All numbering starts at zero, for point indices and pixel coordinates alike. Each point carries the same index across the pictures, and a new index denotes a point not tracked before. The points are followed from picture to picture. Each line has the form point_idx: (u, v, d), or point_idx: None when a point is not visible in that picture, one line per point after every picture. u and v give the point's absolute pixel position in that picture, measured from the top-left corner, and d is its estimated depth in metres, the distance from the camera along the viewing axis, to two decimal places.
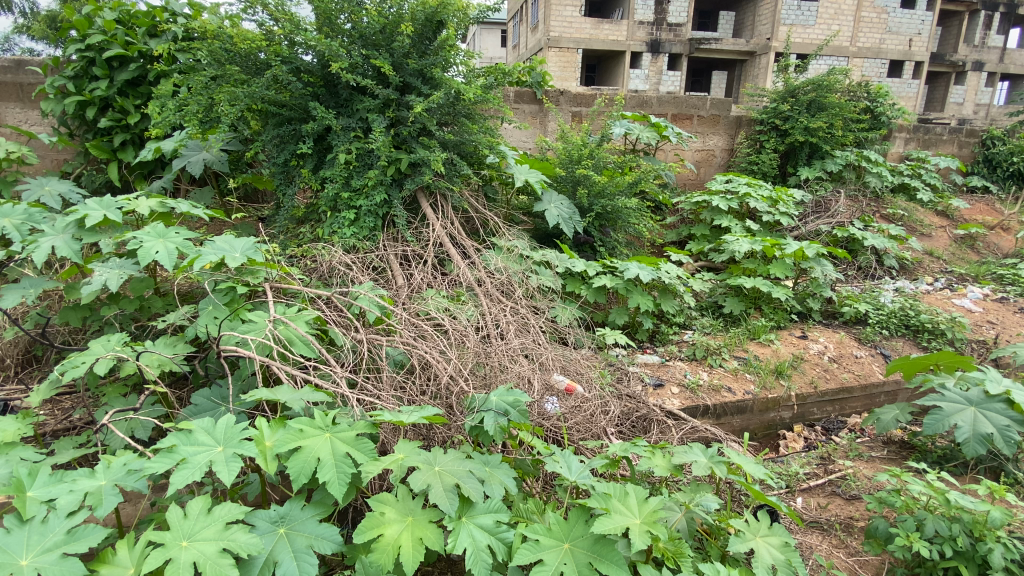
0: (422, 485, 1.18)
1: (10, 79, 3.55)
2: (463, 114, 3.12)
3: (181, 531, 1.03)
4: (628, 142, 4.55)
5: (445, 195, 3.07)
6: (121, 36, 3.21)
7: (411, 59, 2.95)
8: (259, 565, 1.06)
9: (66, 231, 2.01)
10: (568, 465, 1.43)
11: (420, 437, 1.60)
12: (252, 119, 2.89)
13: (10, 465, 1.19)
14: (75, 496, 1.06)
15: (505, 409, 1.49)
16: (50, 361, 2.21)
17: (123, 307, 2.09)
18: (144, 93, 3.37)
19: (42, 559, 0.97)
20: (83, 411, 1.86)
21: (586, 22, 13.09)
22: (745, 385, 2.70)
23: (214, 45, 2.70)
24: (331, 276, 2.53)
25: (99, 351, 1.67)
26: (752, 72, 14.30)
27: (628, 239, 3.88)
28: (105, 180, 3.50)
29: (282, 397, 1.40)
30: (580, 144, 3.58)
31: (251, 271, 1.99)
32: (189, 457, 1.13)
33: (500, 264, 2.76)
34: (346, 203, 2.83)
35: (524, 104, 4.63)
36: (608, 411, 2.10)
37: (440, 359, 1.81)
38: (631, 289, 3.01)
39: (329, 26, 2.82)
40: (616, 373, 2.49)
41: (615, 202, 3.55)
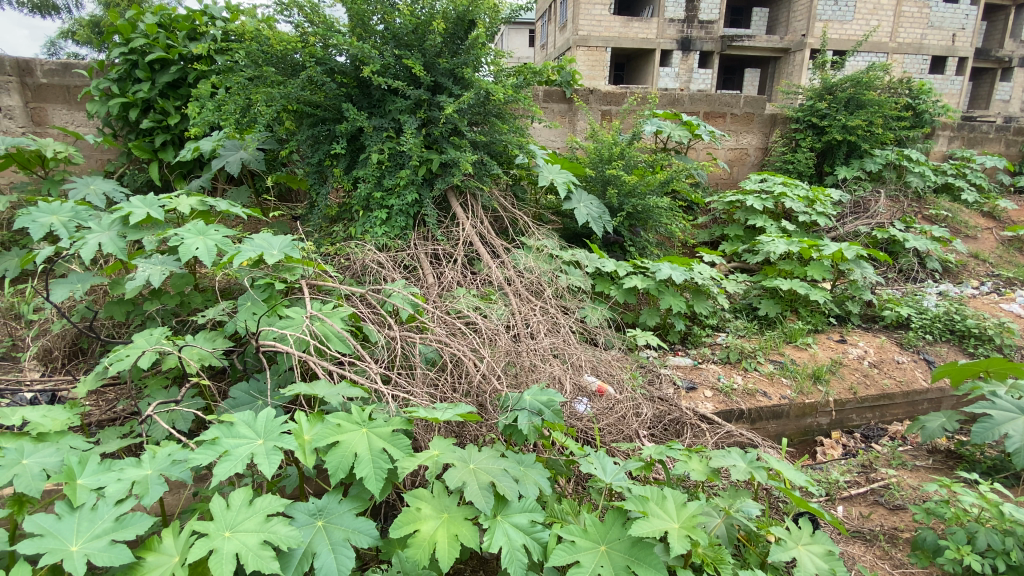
0: (458, 482, 1.18)
1: (57, 81, 3.69)
2: (493, 114, 3.11)
3: (224, 522, 1.05)
4: (659, 141, 4.49)
5: (475, 194, 3.07)
6: (162, 40, 3.31)
7: (443, 59, 2.97)
8: (297, 558, 1.07)
9: (111, 228, 2.08)
10: (603, 467, 1.42)
11: (453, 435, 1.60)
12: (288, 119, 2.95)
13: (61, 454, 1.23)
14: (123, 484, 1.09)
15: (539, 409, 1.49)
16: (96, 354, 2.29)
17: (165, 302, 2.15)
18: (184, 95, 3.47)
19: (92, 545, 1.00)
20: (127, 402, 1.91)
21: (615, 20, 12.98)
22: (782, 389, 2.63)
23: (251, 47, 2.76)
24: (363, 274, 2.56)
25: (144, 344, 1.72)
26: (785, 70, 13.97)
27: (659, 239, 3.83)
28: (147, 179, 3.62)
29: (320, 392, 1.42)
30: (610, 143, 3.55)
31: (288, 268, 2.03)
32: (231, 450, 1.15)
33: (530, 264, 2.75)
34: (378, 203, 2.86)
35: (553, 103, 4.61)
36: (640, 412, 2.07)
37: (472, 357, 1.82)
38: (662, 290, 2.96)
39: (362, 27, 2.86)
40: (648, 375, 2.46)
41: (646, 202, 3.50)
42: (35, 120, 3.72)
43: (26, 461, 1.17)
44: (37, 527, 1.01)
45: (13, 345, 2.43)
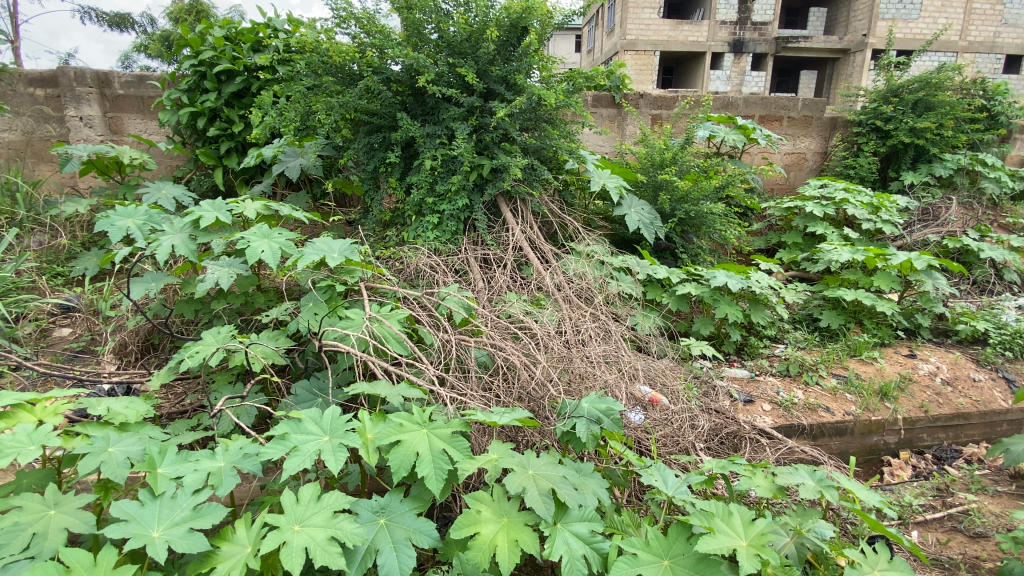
0: (518, 487, 1.18)
1: (133, 92, 3.92)
2: (545, 120, 3.11)
3: (294, 516, 1.08)
4: (712, 145, 4.37)
5: (525, 200, 3.07)
6: (229, 52, 3.49)
7: (496, 66, 3.00)
8: (361, 555, 1.09)
9: (183, 231, 2.19)
10: (664, 479, 1.39)
11: (509, 439, 1.60)
12: (346, 127, 3.05)
13: (143, 443, 1.29)
14: (200, 475, 1.14)
15: (598, 417, 1.47)
16: (167, 349, 2.41)
17: (231, 302, 2.25)
18: (248, 104, 3.63)
19: (172, 532, 1.05)
20: (195, 396, 2.00)
21: (664, 24, 12.83)
22: (846, 405, 2.51)
23: (312, 58, 2.86)
24: (416, 278, 2.59)
25: (213, 342, 1.80)
26: (844, 71, 13.45)
27: (712, 246, 3.72)
28: (212, 184, 3.80)
29: (381, 391, 1.46)
30: (663, 147, 3.49)
31: (348, 271, 2.09)
32: (299, 445, 1.19)
33: (579, 269, 2.72)
34: (431, 208, 2.91)
35: (603, 108, 4.59)
36: (697, 425, 2.02)
37: (526, 362, 1.81)
38: (718, 298, 2.86)
39: (417, 37, 2.92)
40: (703, 386, 2.40)
41: (700, 207, 3.40)
42: (112, 129, 3.97)
43: (112, 448, 1.24)
44: (123, 512, 1.06)
45: (92, 340, 2.60)
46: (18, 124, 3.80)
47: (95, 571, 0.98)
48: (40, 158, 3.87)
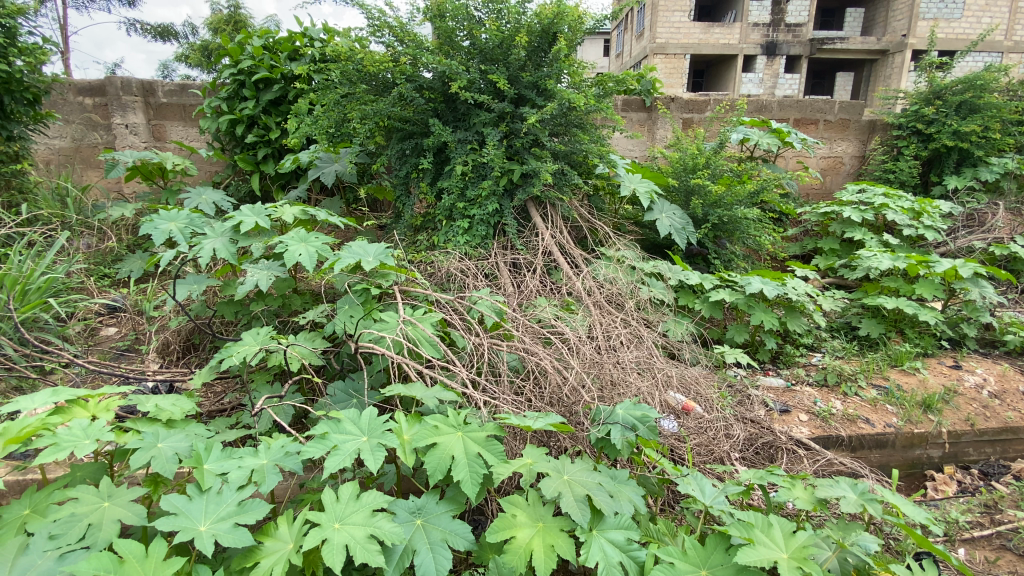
0: (554, 492, 1.18)
1: (176, 101, 4.08)
2: (575, 124, 3.10)
3: (334, 514, 1.10)
4: (745, 149, 4.30)
5: (555, 205, 3.07)
6: (267, 61, 3.59)
7: (527, 72, 3.01)
8: (399, 554, 1.10)
9: (224, 235, 2.25)
10: (701, 488, 1.38)
11: (541, 444, 1.60)
12: (379, 134, 3.10)
13: (189, 440, 1.34)
14: (244, 471, 1.18)
15: (633, 424, 1.47)
16: (207, 349, 2.49)
17: (269, 304, 2.31)
18: (284, 111, 3.73)
19: (218, 527, 1.08)
20: (234, 395, 2.06)
21: (694, 27, 12.71)
22: (886, 417, 2.43)
23: (346, 66, 2.92)
24: (447, 282, 2.62)
25: (253, 343, 1.85)
26: (883, 72, 13.10)
27: (746, 252, 3.66)
28: (249, 189, 3.91)
29: (417, 393, 1.48)
30: (695, 151, 3.46)
31: (382, 274, 2.13)
32: (338, 444, 1.22)
33: (610, 274, 2.70)
34: (461, 213, 2.93)
35: (632, 112, 4.56)
36: (731, 434, 1.99)
37: (558, 367, 1.81)
38: (752, 305, 2.80)
39: (449, 44, 2.97)
40: (737, 395, 2.36)
41: (733, 212, 3.35)
42: (156, 136, 4.12)
43: (161, 444, 1.29)
44: (172, 506, 1.10)
45: (136, 339, 2.69)
46: (68, 131, 3.97)
47: (146, 563, 1.02)
48: (88, 164, 4.03)
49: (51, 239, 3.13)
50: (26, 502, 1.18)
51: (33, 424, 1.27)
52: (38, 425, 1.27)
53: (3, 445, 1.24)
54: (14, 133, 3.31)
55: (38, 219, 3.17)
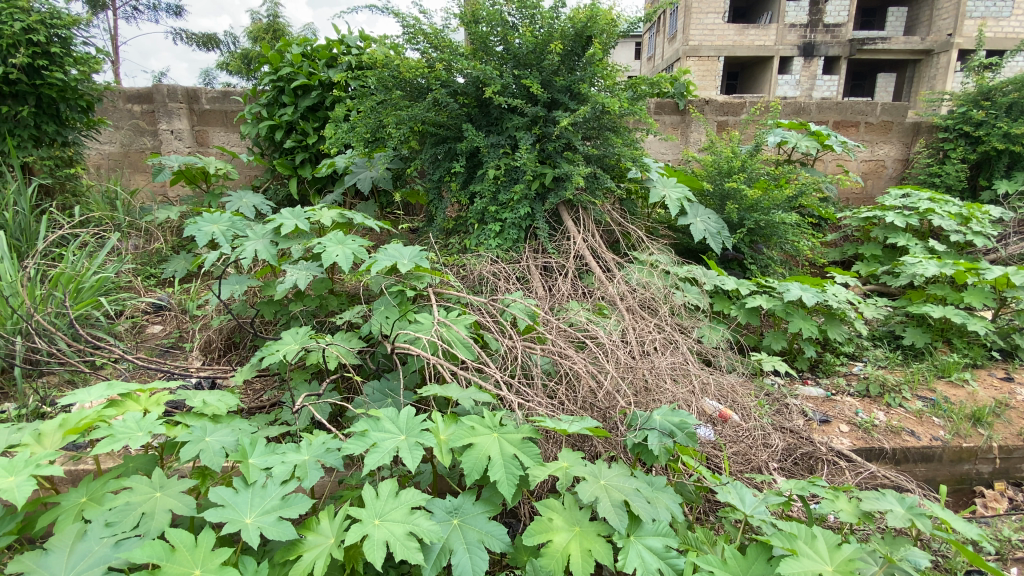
0: (590, 496, 1.18)
1: (218, 107, 4.22)
2: (608, 128, 3.08)
3: (374, 511, 1.12)
4: (783, 152, 4.21)
5: (588, 209, 3.06)
6: (306, 68, 3.69)
7: (560, 76, 3.02)
8: (436, 553, 1.12)
9: (265, 237, 2.32)
10: (741, 497, 1.37)
11: (576, 448, 1.60)
12: (414, 139, 3.15)
13: (235, 434, 1.38)
14: (287, 467, 1.22)
15: (671, 430, 1.46)
16: (247, 347, 2.56)
17: (308, 304, 2.37)
18: (321, 117, 3.82)
19: (263, 519, 1.12)
20: (273, 392, 2.11)
21: (728, 28, 12.52)
22: (933, 430, 2.35)
23: (382, 73, 2.97)
24: (479, 284, 2.63)
25: (292, 341, 1.89)
26: (927, 73, 12.66)
27: (783, 257, 3.57)
28: (287, 193, 4.01)
29: (453, 394, 1.50)
30: (730, 155, 3.41)
31: (417, 276, 2.16)
32: (377, 442, 1.25)
33: (643, 279, 2.67)
34: (493, 217, 2.94)
35: (665, 115, 4.52)
36: (770, 443, 1.96)
37: (592, 371, 1.80)
38: (790, 311, 2.73)
39: (483, 50, 3.00)
40: (775, 404, 2.30)
41: (770, 216, 3.27)
42: (199, 141, 4.27)
43: (208, 438, 1.33)
44: (220, 498, 1.14)
45: (180, 337, 2.79)
46: (118, 137, 4.15)
47: (196, 552, 1.05)
48: (135, 168, 4.20)
49: (102, 239, 3.27)
50: (83, 490, 1.24)
51: (88, 417, 1.33)
52: (93, 418, 1.33)
53: (63, 436, 1.31)
54: (69, 139, 3.48)
55: (90, 220, 3.33)
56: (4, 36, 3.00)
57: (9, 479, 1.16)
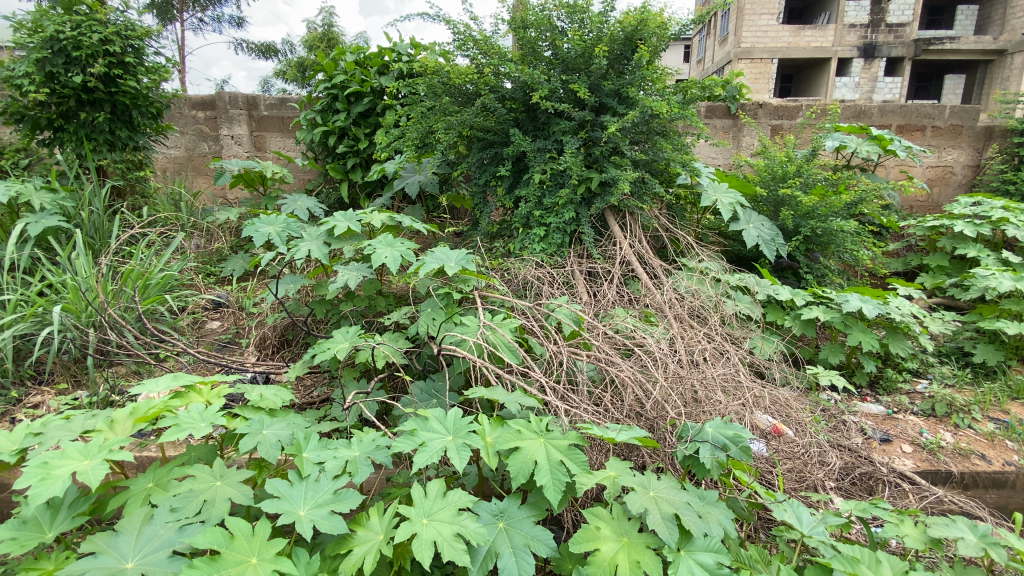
0: (640, 508, 1.16)
1: (276, 114, 4.40)
2: (657, 132, 3.03)
3: (422, 509, 1.14)
4: (842, 157, 4.03)
5: (635, 214, 3.01)
6: (358, 75, 3.80)
7: (608, 80, 2.99)
8: (483, 555, 1.12)
9: (319, 238, 2.39)
10: (798, 516, 1.33)
11: (623, 457, 1.58)
12: (461, 144, 3.19)
13: (290, 428, 1.43)
14: (339, 462, 1.25)
15: (725, 444, 1.42)
16: (299, 344, 2.65)
17: (357, 304, 2.43)
18: (373, 123, 3.93)
19: (316, 512, 1.15)
20: (323, 389, 2.18)
21: (783, 30, 12.19)
22: (1006, 454, 2.19)
23: (433, 80, 3.03)
24: (524, 288, 2.63)
25: (341, 340, 1.93)
26: (1000, 74, 11.98)
27: (841, 266, 3.42)
28: (338, 197, 4.12)
29: (500, 397, 1.51)
30: (785, 159, 3.30)
31: (463, 279, 2.18)
32: (426, 441, 1.27)
33: (692, 286, 2.60)
34: (538, 221, 2.95)
35: (716, 119, 4.42)
36: (827, 462, 1.88)
37: (639, 379, 1.77)
38: (849, 324, 2.61)
39: (531, 55, 3.02)
40: (831, 420, 2.21)
41: (828, 224, 3.13)
42: (257, 146, 4.46)
43: (265, 431, 1.38)
44: (276, 490, 1.18)
45: (237, 333, 2.91)
46: (183, 142, 4.38)
47: (253, 541, 1.09)
48: (198, 171, 4.43)
49: (168, 239, 3.46)
50: (150, 476, 1.30)
51: (156, 407, 1.41)
52: (160, 407, 1.40)
53: (133, 424, 1.39)
54: (139, 144, 3.70)
55: (157, 221, 3.53)
56: (84, 47, 3.21)
57: (85, 462, 1.23)
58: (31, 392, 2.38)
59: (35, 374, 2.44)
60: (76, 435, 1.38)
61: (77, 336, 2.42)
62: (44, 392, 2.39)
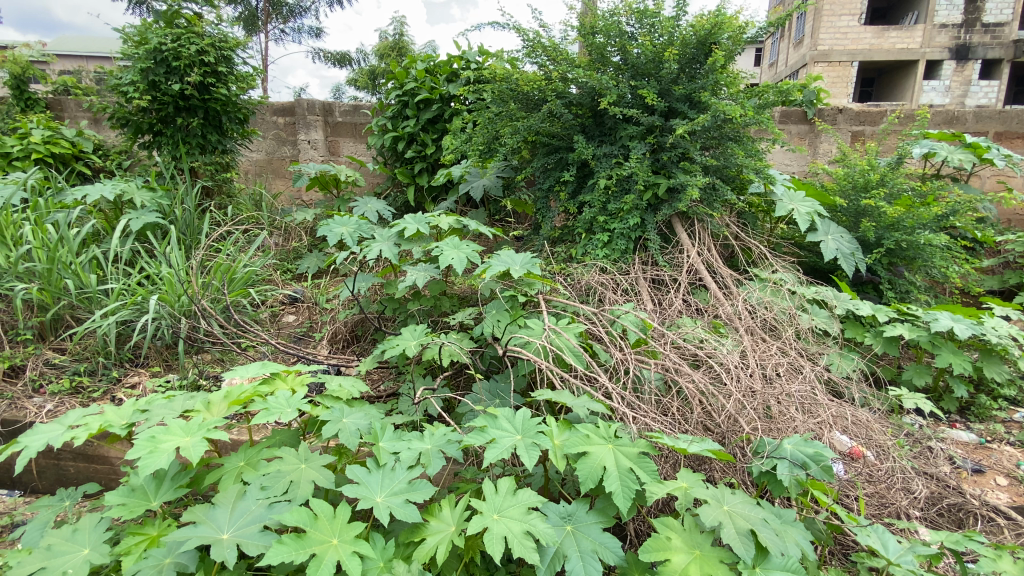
0: (714, 521, 1.15)
1: (350, 120, 4.61)
2: (729, 138, 2.95)
3: (493, 505, 1.17)
4: (931, 166, 3.77)
5: (704, 221, 2.94)
6: (428, 83, 3.93)
7: (679, 84, 2.94)
8: (551, 555, 1.14)
9: (389, 239, 2.48)
10: (884, 542, 1.30)
11: (693, 469, 1.56)
12: (526, 149, 3.23)
13: (367, 418, 1.49)
14: (413, 453, 1.31)
15: (805, 462, 1.39)
16: (369, 340, 2.76)
17: (424, 304, 2.50)
18: (440, 129, 4.03)
19: (392, 500, 1.20)
20: (391, 384, 2.26)
21: (865, 32, 11.62)
22: None
23: (501, 87, 3.09)
24: (588, 294, 2.62)
25: (410, 337, 1.99)
26: None
27: (928, 283, 3.20)
28: (405, 200, 4.26)
29: (568, 401, 1.52)
30: (867, 167, 3.14)
31: (529, 283, 2.21)
32: (496, 439, 1.30)
33: (764, 298, 2.51)
34: (602, 227, 2.93)
35: (792, 124, 4.25)
36: (912, 489, 1.77)
37: (709, 391, 1.72)
38: (937, 344, 2.45)
39: (599, 61, 3.03)
40: (916, 446, 2.07)
41: (915, 237, 2.94)
42: (332, 150, 4.69)
43: (345, 420, 1.45)
44: (356, 476, 1.25)
45: (310, 327, 3.06)
46: (265, 146, 4.66)
47: (335, 523, 1.16)
48: (277, 174, 4.70)
49: (251, 237, 3.69)
50: (241, 455, 1.41)
51: (248, 391, 1.52)
52: (252, 392, 1.51)
53: (228, 406, 1.50)
54: (227, 147, 3.97)
55: (241, 220, 3.77)
56: (183, 58, 3.49)
57: (186, 438, 1.34)
58: (129, 372, 2.60)
59: (133, 357, 2.66)
60: (177, 413, 1.50)
61: (170, 323, 2.63)
62: (141, 373, 2.61)
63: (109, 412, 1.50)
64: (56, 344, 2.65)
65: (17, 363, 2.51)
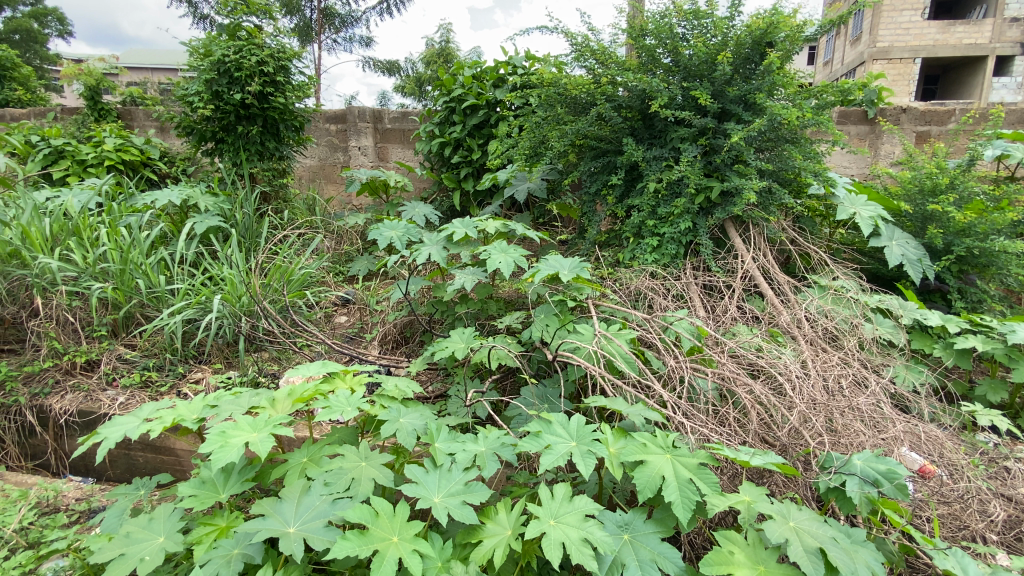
0: (780, 537, 1.12)
1: (399, 126, 4.70)
2: (787, 139, 2.83)
3: (550, 510, 1.17)
4: (1006, 167, 3.54)
5: (759, 226, 2.85)
6: (475, 89, 3.97)
7: (733, 85, 2.86)
8: (609, 564, 1.14)
9: (438, 243, 2.51)
10: (965, 568, 1.27)
11: (753, 482, 1.53)
12: (574, 153, 3.22)
13: (422, 419, 1.52)
14: (469, 455, 1.33)
15: (876, 479, 1.33)
16: (418, 342, 2.81)
17: (471, 307, 2.51)
18: (486, 134, 4.06)
19: (449, 501, 1.22)
20: (440, 386, 2.29)
21: (929, 27, 11.07)
22: None
23: (549, 91, 3.10)
24: (637, 300, 2.59)
25: (459, 341, 2.01)
26: None
27: (1004, 292, 3.01)
28: (451, 204, 4.32)
29: (622, 408, 1.51)
30: (935, 170, 2.96)
31: (577, 288, 2.19)
32: (552, 444, 1.30)
33: (824, 307, 2.42)
34: (651, 230, 2.89)
35: (851, 125, 4.09)
36: (989, 513, 1.67)
37: (770, 402, 1.68)
38: (1016, 358, 2.29)
39: (649, 63, 2.99)
40: (992, 465, 1.95)
41: (989, 243, 2.77)
42: (381, 156, 4.80)
43: (402, 420, 1.49)
44: (414, 476, 1.28)
45: (361, 328, 3.15)
46: (318, 152, 4.82)
47: (394, 521, 1.19)
48: (329, 179, 4.86)
49: (305, 240, 3.83)
50: (304, 452, 1.46)
51: (311, 390, 1.57)
52: (314, 391, 1.56)
53: (291, 404, 1.56)
54: (283, 154, 4.13)
55: (295, 223, 3.91)
56: (244, 68, 3.65)
57: (253, 434, 1.40)
58: (193, 368, 2.73)
59: (197, 354, 2.79)
60: (243, 409, 1.57)
61: (231, 322, 2.75)
62: (204, 369, 2.73)
63: (180, 407, 1.58)
64: (127, 340, 2.81)
65: (93, 358, 2.67)
